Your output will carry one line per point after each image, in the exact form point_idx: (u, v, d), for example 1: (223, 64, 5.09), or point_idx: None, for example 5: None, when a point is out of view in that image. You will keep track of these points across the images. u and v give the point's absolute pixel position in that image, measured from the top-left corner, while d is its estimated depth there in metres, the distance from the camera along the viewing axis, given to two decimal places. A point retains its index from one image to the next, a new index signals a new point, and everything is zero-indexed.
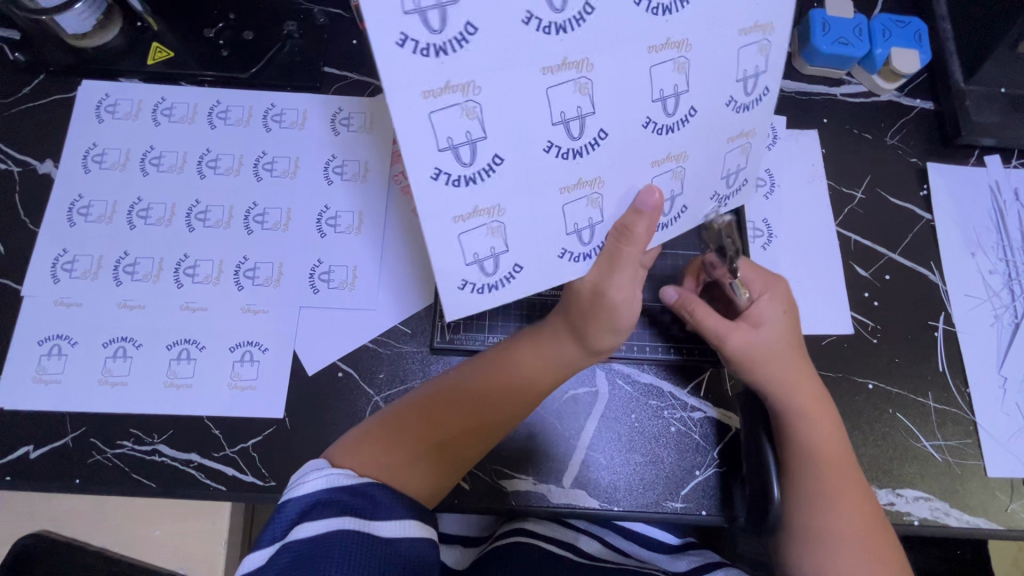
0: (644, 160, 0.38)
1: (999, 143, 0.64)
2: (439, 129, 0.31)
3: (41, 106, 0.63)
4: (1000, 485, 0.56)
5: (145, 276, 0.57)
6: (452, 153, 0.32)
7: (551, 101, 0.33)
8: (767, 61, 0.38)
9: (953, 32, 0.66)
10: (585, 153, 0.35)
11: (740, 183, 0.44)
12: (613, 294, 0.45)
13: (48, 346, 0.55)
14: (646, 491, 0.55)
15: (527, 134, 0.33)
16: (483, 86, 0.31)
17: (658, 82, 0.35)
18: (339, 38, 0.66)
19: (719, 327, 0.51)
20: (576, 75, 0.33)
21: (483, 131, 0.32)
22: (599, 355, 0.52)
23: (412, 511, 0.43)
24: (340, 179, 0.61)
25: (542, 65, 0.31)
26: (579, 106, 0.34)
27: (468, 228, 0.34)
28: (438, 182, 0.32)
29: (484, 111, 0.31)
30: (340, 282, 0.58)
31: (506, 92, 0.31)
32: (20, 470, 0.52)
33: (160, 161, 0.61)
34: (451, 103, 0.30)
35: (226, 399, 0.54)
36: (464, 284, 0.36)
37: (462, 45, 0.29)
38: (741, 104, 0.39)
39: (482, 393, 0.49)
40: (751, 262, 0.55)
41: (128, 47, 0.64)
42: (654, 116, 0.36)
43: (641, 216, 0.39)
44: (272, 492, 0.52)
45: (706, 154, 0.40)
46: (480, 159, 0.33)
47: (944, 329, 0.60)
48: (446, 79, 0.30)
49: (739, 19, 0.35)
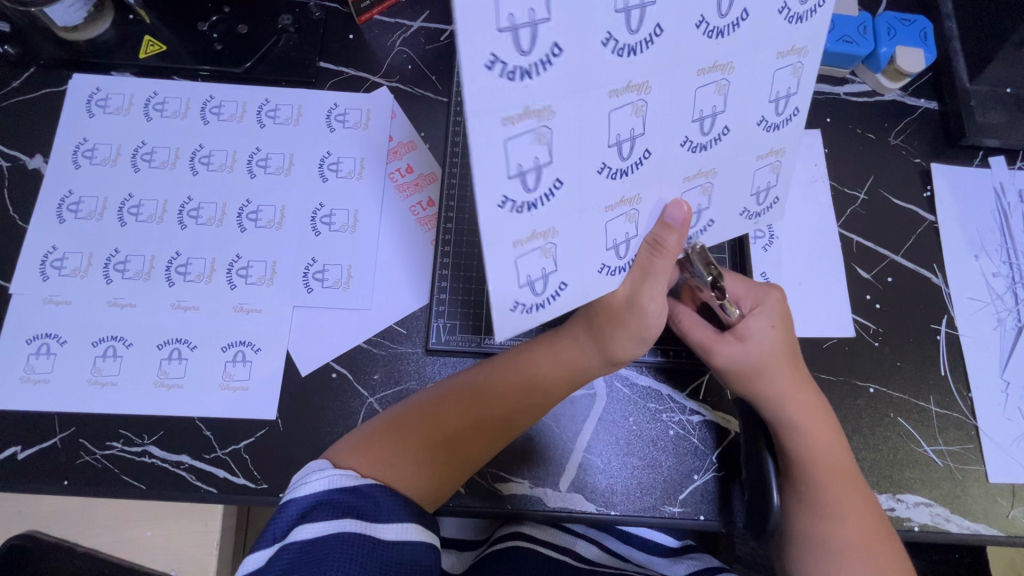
0: (678, 176, 0.38)
1: (1003, 143, 0.63)
2: (511, 156, 0.29)
3: (30, 100, 0.61)
4: (1002, 491, 0.56)
5: (135, 274, 0.56)
6: (520, 180, 0.30)
7: (611, 123, 0.32)
8: (798, 81, 0.37)
9: (959, 30, 0.65)
10: (631, 172, 0.35)
11: (769, 203, 0.43)
12: (646, 305, 0.45)
13: (36, 345, 0.54)
14: (643, 495, 0.54)
15: (586, 155, 0.32)
16: (557, 110, 0.29)
17: (699, 103, 0.34)
18: (336, 33, 0.65)
19: (705, 340, 0.51)
20: (635, 98, 0.31)
21: (550, 156, 0.30)
22: (619, 364, 0.51)
23: (414, 515, 0.42)
24: (336, 176, 0.60)
25: (610, 88, 0.30)
26: (632, 128, 0.33)
27: (525, 252, 0.33)
28: (503, 210, 0.30)
29: (555, 136, 0.30)
30: (334, 281, 0.57)
31: (572, 116, 0.30)
32: (7, 470, 0.52)
33: (151, 157, 0.60)
34: (526, 128, 0.29)
35: (218, 400, 0.54)
36: (516, 306, 0.35)
37: (546, 68, 0.27)
38: (771, 124, 0.38)
39: (500, 395, 0.48)
40: (736, 275, 0.53)
41: (120, 40, 0.63)
42: (692, 135, 0.36)
43: (672, 231, 0.39)
44: (264, 495, 0.52)
45: (736, 171, 0.40)
46: (543, 184, 0.31)
47: (947, 333, 0.59)
48: (526, 104, 0.28)
49: (774, 39, 0.34)
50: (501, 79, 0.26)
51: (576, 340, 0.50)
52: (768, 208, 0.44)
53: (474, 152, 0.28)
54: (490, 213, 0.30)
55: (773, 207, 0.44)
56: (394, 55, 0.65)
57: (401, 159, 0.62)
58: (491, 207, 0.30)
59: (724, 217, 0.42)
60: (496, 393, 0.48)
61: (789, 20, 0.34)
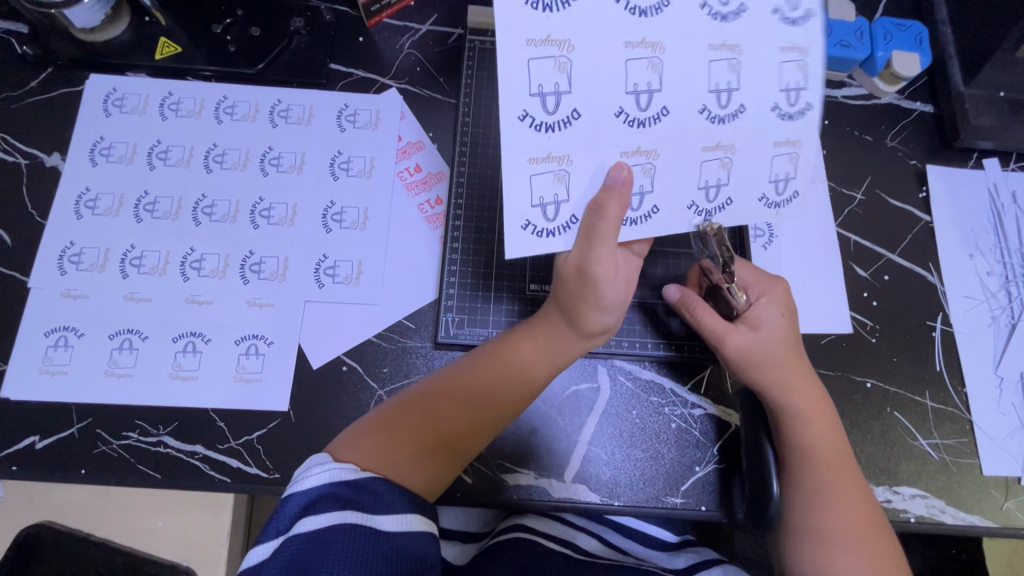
0: (696, 144, 0.41)
1: (997, 146, 0.65)
2: (533, 76, 0.38)
3: (49, 100, 0.63)
4: (995, 484, 0.57)
5: (151, 269, 0.58)
6: (540, 99, 0.39)
7: (628, 73, 0.39)
8: (808, 78, 0.41)
9: (954, 36, 0.66)
10: (649, 125, 0.40)
11: (789, 195, 0.44)
12: (597, 270, 0.44)
13: (55, 338, 0.55)
14: (646, 486, 0.55)
15: (604, 96, 0.39)
16: (576, 47, 0.38)
17: (715, 76, 0.40)
18: (346, 35, 0.66)
19: (718, 328, 0.52)
20: (650, 55, 0.39)
21: (568, 86, 0.39)
22: (597, 340, 0.52)
23: (415, 507, 0.44)
24: (346, 175, 0.62)
25: (626, 39, 0.39)
26: (649, 82, 0.39)
27: (540, 170, 0.40)
28: (523, 122, 0.39)
29: (573, 69, 0.39)
30: (345, 276, 0.59)
31: (592, 59, 0.39)
32: (26, 459, 0.53)
33: (167, 155, 0.61)
34: (548, 54, 0.38)
35: (231, 391, 0.55)
36: (527, 225, 0.41)
37: (565, 8, 0.37)
38: (786, 113, 0.42)
39: (482, 383, 0.50)
40: (746, 263, 0.55)
41: (137, 42, 0.64)
42: (711, 105, 0.41)
43: (613, 191, 0.40)
44: (276, 484, 0.53)
45: (752, 152, 0.42)
46: (561, 111, 0.39)
47: (942, 330, 0.61)
48: (548, 33, 0.38)
49: (778, 36, 0.40)
50: (528, 7, 0.37)
51: (551, 326, 0.51)
52: (787, 201, 0.44)
53: (504, 63, 0.38)
54: (511, 123, 0.39)
55: (793, 201, 0.44)
56: (403, 57, 0.66)
57: (410, 158, 0.63)
58: (512, 117, 0.39)
59: (740, 198, 0.44)
60: (478, 382, 0.49)
61: (786, 23, 0.40)
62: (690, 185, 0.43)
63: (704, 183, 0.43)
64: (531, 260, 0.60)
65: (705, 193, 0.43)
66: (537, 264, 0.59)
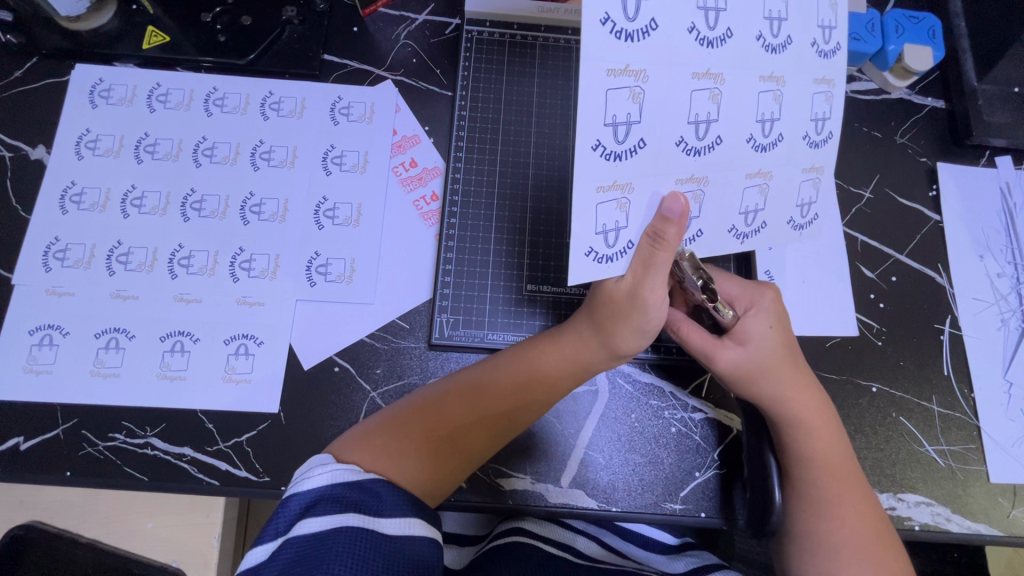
0: (741, 171, 0.40)
1: (1010, 143, 0.63)
2: (609, 106, 0.35)
3: (33, 90, 0.61)
4: (1003, 491, 0.56)
5: (138, 266, 0.56)
6: (613, 129, 0.36)
7: (691, 102, 0.37)
8: (833, 109, 0.40)
9: (967, 29, 0.64)
10: (705, 153, 0.38)
11: (812, 217, 0.43)
12: (647, 296, 0.44)
13: (39, 336, 0.54)
14: (644, 492, 0.54)
15: (667, 124, 0.37)
16: (651, 76, 0.36)
17: (761, 106, 0.38)
18: (340, 25, 0.64)
19: (705, 344, 0.50)
20: (712, 85, 0.37)
21: (639, 116, 0.36)
22: (622, 359, 0.51)
23: (417, 511, 0.42)
24: (338, 169, 0.60)
25: (693, 70, 0.36)
26: (709, 111, 0.37)
27: (605, 199, 0.38)
28: (595, 153, 0.36)
29: (646, 99, 0.36)
30: (337, 274, 0.57)
31: (664, 88, 0.36)
32: (9, 461, 0.52)
33: (155, 149, 0.59)
34: (623, 84, 0.35)
35: (221, 393, 0.54)
36: (590, 252, 0.39)
37: (647, 36, 0.35)
38: (813, 142, 0.40)
39: (502, 389, 0.48)
40: (729, 276, 0.53)
41: (125, 31, 0.62)
42: (756, 134, 0.39)
43: (671, 223, 0.38)
44: (265, 488, 0.52)
45: (789, 178, 0.41)
46: (629, 140, 0.36)
47: (950, 333, 0.59)
48: (626, 62, 0.35)
49: (813, 69, 0.39)
50: (610, 34, 0.34)
51: (581, 338, 0.49)
52: (811, 223, 0.43)
53: (582, 91, 0.35)
54: (585, 154, 0.36)
55: (815, 224, 0.44)
56: (398, 48, 0.64)
57: (404, 153, 0.61)
58: (585, 148, 0.36)
59: (775, 222, 0.42)
60: (499, 387, 0.48)
61: (820, 55, 0.39)
62: (729, 210, 0.41)
63: (745, 208, 0.41)
64: (529, 257, 0.58)
65: (743, 217, 0.42)
66: (534, 264, 0.58)
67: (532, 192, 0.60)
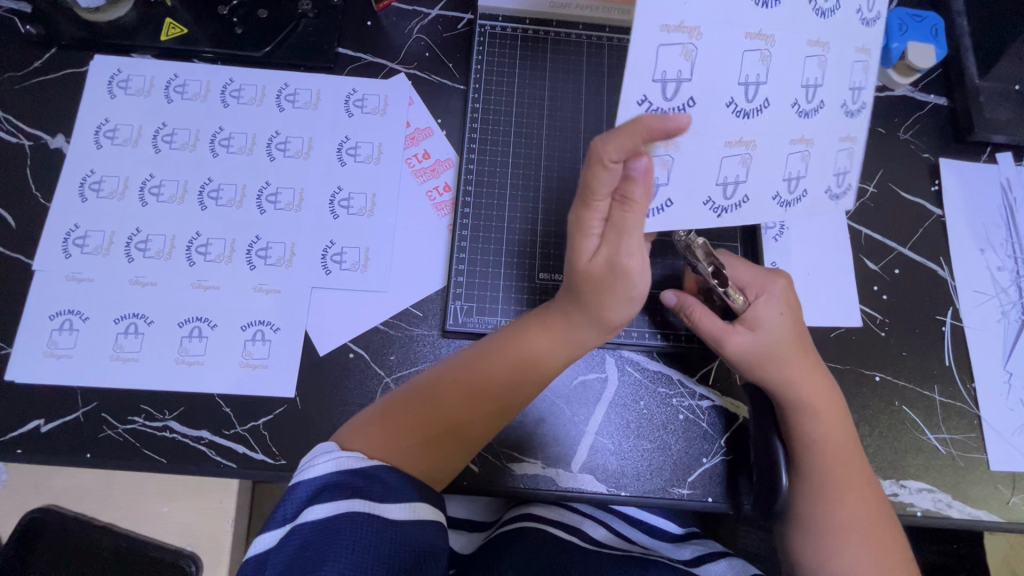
0: (786, 136, 0.42)
1: (1011, 140, 0.64)
2: (659, 61, 0.37)
3: (52, 80, 0.62)
4: (1002, 479, 0.57)
5: (157, 252, 0.57)
6: (661, 85, 0.38)
7: (742, 63, 0.39)
8: (867, 78, 0.42)
9: (969, 28, 0.65)
10: (755, 115, 0.40)
11: (847, 187, 0.44)
12: (625, 262, 0.43)
13: (59, 321, 0.55)
14: (654, 477, 0.55)
15: (718, 82, 0.39)
16: (704, 33, 0.38)
17: (807, 71, 0.40)
18: (354, 19, 0.65)
19: (715, 329, 0.52)
20: (761, 47, 0.39)
21: (689, 73, 0.38)
22: (611, 329, 0.49)
23: (422, 495, 0.43)
24: (353, 161, 0.61)
25: (745, 30, 0.38)
26: (758, 73, 0.39)
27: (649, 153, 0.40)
28: (640, 108, 0.38)
29: (697, 56, 0.38)
30: (352, 263, 0.58)
31: (716, 48, 0.38)
32: (31, 443, 0.53)
33: (172, 138, 0.60)
34: (677, 41, 0.37)
35: (238, 377, 0.55)
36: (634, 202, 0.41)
37: None
38: (850, 110, 0.42)
39: (496, 373, 0.48)
40: (742, 263, 0.54)
41: (142, 23, 0.63)
42: (801, 99, 0.41)
43: (636, 182, 0.39)
44: (282, 470, 0.53)
45: (826, 148, 0.43)
46: (678, 97, 0.38)
47: (952, 325, 0.61)
48: (681, 19, 0.37)
49: (856, 36, 0.41)
50: None
51: (570, 319, 0.48)
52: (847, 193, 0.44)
53: (635, 43, 0.37)
54: (630, 107, 0.38)
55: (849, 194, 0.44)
56: (411, 42, 0.65)
57: (417, 145, 0.63)
58: (631, 102, 0.38)
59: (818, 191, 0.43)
60: (490, 369, 0.48)
61: (864, 22, 0.41)
62: (773, 175, 0.43)
63: (788, 175, 0.43)
64: (541, 247, 0.59)
65: (786, 184, 0.43)
66: (545, 254, 0.59)
67: (543, 183, 0.61)
